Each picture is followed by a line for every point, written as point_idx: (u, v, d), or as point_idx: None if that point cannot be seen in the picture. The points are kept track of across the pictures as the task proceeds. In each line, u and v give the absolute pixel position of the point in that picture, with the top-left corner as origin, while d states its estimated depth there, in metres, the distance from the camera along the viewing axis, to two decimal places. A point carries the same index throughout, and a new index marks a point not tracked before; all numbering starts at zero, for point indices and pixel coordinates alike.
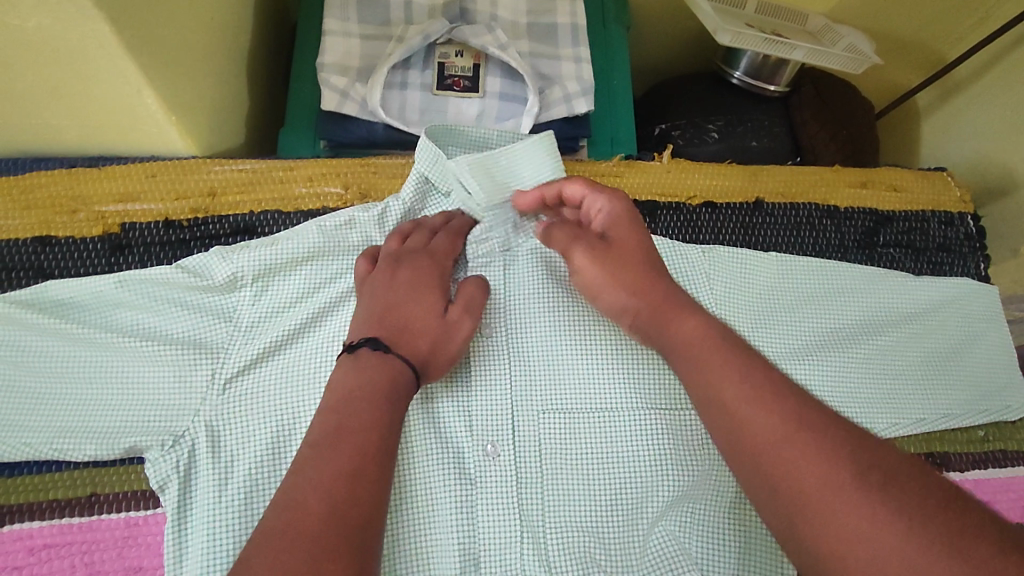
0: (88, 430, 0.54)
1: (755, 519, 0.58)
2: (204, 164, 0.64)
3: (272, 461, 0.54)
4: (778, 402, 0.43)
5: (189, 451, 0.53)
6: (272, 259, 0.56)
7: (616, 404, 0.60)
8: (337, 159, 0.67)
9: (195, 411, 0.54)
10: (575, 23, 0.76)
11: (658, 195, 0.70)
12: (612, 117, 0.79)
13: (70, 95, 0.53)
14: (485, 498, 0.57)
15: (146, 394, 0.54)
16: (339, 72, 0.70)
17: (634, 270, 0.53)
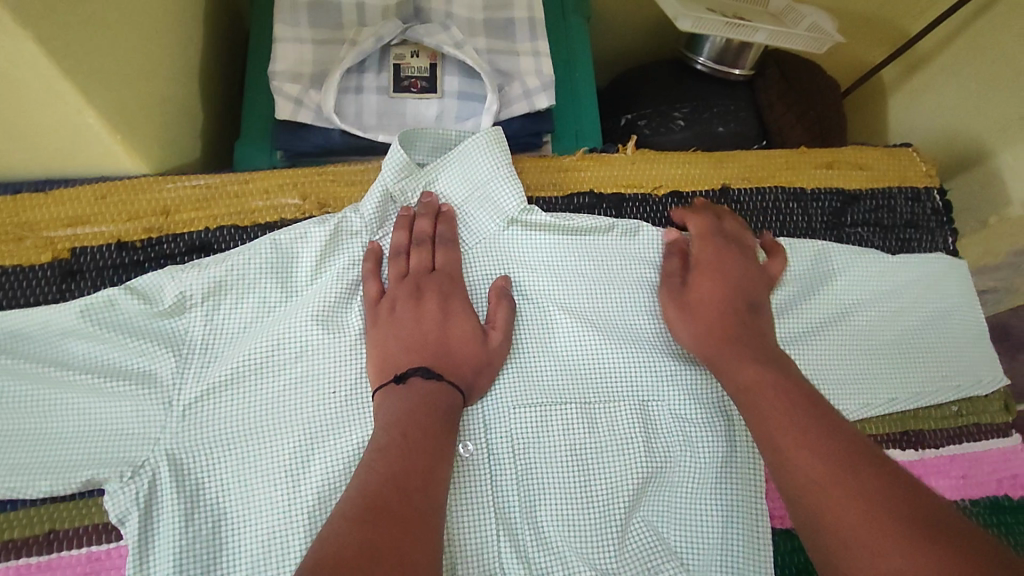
0: (44, 464, 0.52)
1: (733, 503, 0.58)
2: (156, 182, 0.62)
3: (238, 485, 0.53)
4: (821, 443, 0.47)
5: (149, 482, 0.52)
6: (223, 275, 0.56)
7: (590, 398, 0.60)
8: (294, 170, 0.66)
9: (155, 440, 0.53)
10: (532, 16, 0.74)
11: (623, 187, 0.69)
12: (575, 110, 0.78)
13: (7, 119, 0.51)
14: (462, 506, 0.56)
15: (99, 426, 0.53)
16: (291, 79, 0.68)
17: (716, 307, 0.58)
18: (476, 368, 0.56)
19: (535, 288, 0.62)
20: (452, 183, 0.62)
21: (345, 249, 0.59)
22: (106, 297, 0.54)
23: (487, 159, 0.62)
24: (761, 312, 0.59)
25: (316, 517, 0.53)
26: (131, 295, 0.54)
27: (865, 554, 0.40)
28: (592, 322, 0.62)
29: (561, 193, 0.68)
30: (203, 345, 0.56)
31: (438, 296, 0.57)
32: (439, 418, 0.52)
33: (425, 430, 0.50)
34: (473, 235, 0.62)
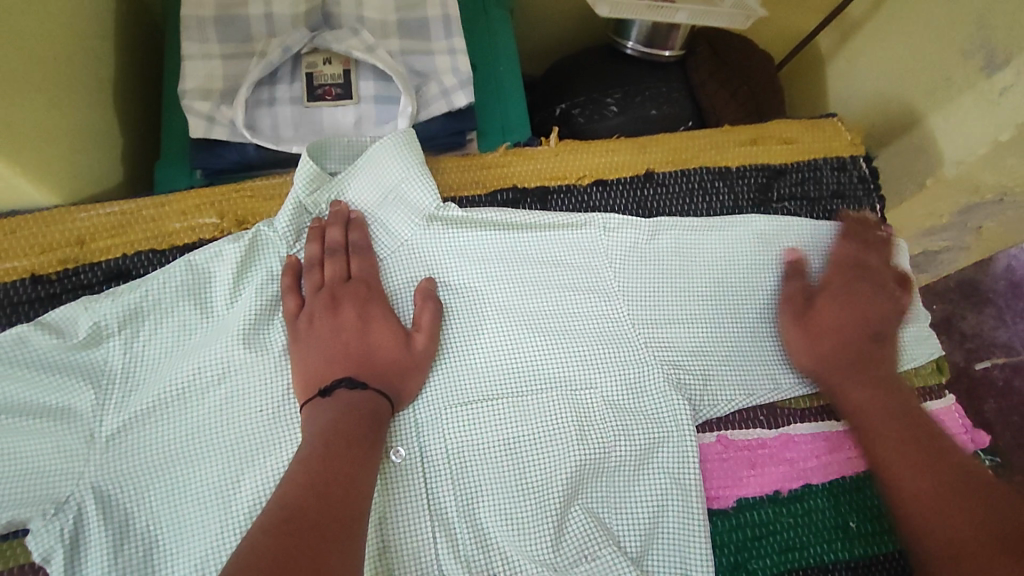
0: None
1: (664, 487, 0.59)
2: (69, 212, 0.62)
3: (167, 512, 0.53)
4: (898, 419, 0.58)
5: (74, 518, 0.51)
6: (139, 301, 0.56)
7: (522, 393, 0.60)
8: (211, 188, 0.65)
9: (78, 473, 0.52)
10: (447, 13, 0.74)
11: (548, 179, 0.69)
12: (500, 106, 0.78)
13: None
14: (402, 513, 0.56)
15: (13, 464, 0.51)
16: (202, 96, 0.67)
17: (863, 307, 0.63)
18: (404, 374, 0.56)
19: (461, 286, 0.62)
20: (369, 187, 0.62)
21: (265, 261, 0.59)
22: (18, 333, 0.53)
23: (401, 160, 0.61)
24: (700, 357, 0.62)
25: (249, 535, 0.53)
26: (43, 330, 0.54)
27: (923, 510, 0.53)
28: (519, 318, 0.62)
29: (485, 190, 0.68)
30: (122, 374, 0.55)
31: (357, 305, 0.57)
32: (368, 423, 0.52)
33: (343, 438, 0.50)
34: (392, 238, 0.62)
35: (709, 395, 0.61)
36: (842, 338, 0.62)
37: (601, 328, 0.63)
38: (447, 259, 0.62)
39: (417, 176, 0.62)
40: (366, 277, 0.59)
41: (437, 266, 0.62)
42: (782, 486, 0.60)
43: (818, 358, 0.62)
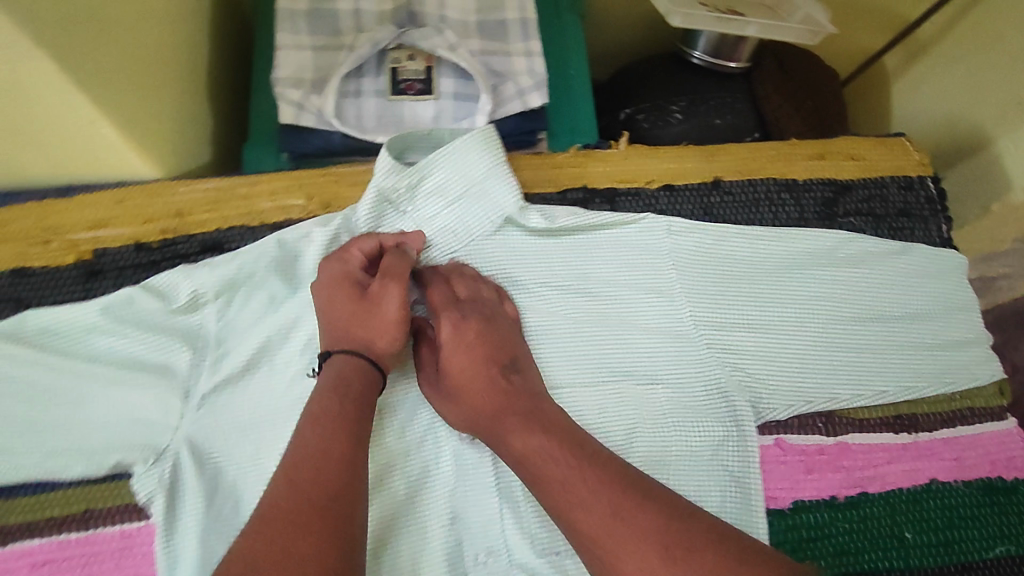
0: (75, 450, 0.56)
1: (721, 483, 0.60)
2: (171, 187, 0.66)
3: (251, 469, 0.57)
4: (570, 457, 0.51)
5: (172, 466, 0.56)
6: (232, 273, 0.59)
7: (587, 385, 0.64)
8: (300, 171, 0.69)
9: (175, 426, 0.57)
10: (525, 17, 0.76)
11: (618, 182, 0.72)
12: (569, 108, 0.80)
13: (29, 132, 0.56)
14: (427, 499, 0.59)
15: (122, 414, 0.57)
16: (294, 85, 0.70)
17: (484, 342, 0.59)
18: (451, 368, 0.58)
19: (535, 285, 0.67)
20: (445, 181, 0.64)
21: (350, 241, 0.63)
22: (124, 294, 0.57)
23: (480, 158, 0.64)
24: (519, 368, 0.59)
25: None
26: (145, 294, 0.57)
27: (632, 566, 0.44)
28: (588, 316, 0.66)
29: (556, 188, 0.70)
30: (213, 338, 0.59)
31: (332, 278, 0.58)
32: (357, 397, 0.52)
33: (334, 433, 0.48)
34: (470, 231, 0.66)
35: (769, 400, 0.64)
36: (475, 367, 0.57)
37: (662, 328, 0.66)
38: (521, 254, 0.67)
39: (498, 176, 0.64)
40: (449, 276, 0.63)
41: (511, 260, 0.67)
42: (839, 492, 0.62)
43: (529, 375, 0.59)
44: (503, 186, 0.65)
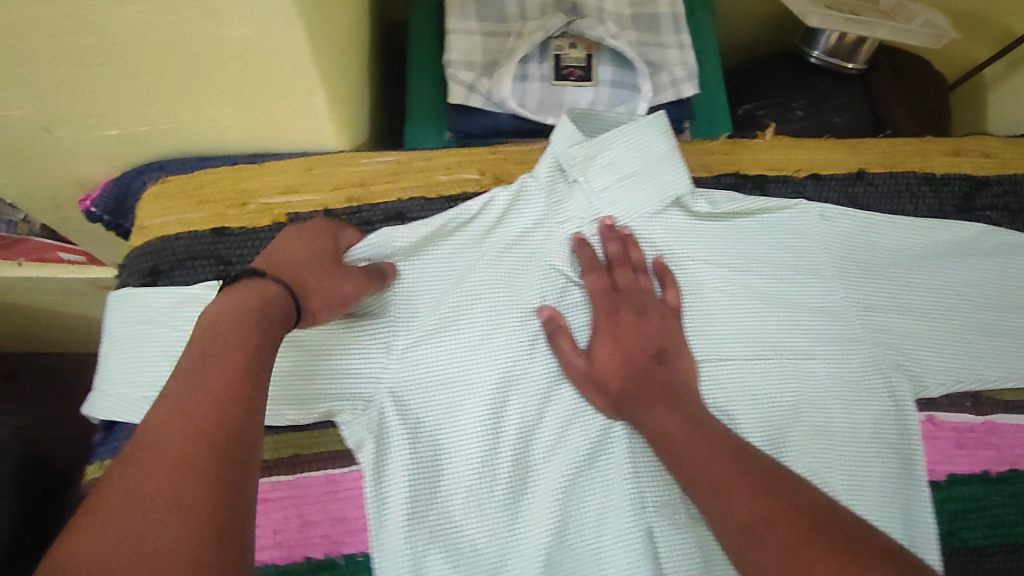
0: (285, 395, 0.60)
1: (880, 452, 0.65)
2: (355, 158, 0.70)
3: (445, 417, 0.62)
4: (691, 429, 0.57)
5: (378, 413, 0.61)
6: (425, 233, 0.65)
7: (752, 357, 0.68)
8: (471, 149, 0.73)
9: (378, 377, 0.62)
10: (675, 11, 0.80)
11: (767, 170, 0.75)
12: (708, 100, 0.84)
13: (247, 88, 0.61)
14: (606, 458, 0.63)
15: (327, 363, 0.61)
16: (465, 67, 0.74)
17: (635, 336, 0.62)
18: (616, 343, 0.62)
19: (698, 262, 0.70)
20: (619, 159, 0.69)
21: (523, 210, 0.69)
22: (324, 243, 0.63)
23: (654, 139, 0.69)
24: (669, 356, 0.62)
25: (516, 442, 0.62)
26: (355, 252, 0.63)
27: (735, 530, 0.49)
28: (749, 293, 0.70)
29: (709, 172, 0.75)
30: (410, 296, 0.65)
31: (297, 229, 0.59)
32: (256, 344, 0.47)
33: (235, 373, 0.44)
34: (636, 209, 0.70)
35: (918, 379, 0.68)
36: (624, 350, 0.62)
37: (818, 308, 0.70)
38: (683, 232, 0.71)
39: (668, 156, 0.69)
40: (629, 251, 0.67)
41: (675, 239, 0.70)
42: (991, 467, 0.66)
43: (681, 363, 0.62)
44: (671, 166, 0.70)
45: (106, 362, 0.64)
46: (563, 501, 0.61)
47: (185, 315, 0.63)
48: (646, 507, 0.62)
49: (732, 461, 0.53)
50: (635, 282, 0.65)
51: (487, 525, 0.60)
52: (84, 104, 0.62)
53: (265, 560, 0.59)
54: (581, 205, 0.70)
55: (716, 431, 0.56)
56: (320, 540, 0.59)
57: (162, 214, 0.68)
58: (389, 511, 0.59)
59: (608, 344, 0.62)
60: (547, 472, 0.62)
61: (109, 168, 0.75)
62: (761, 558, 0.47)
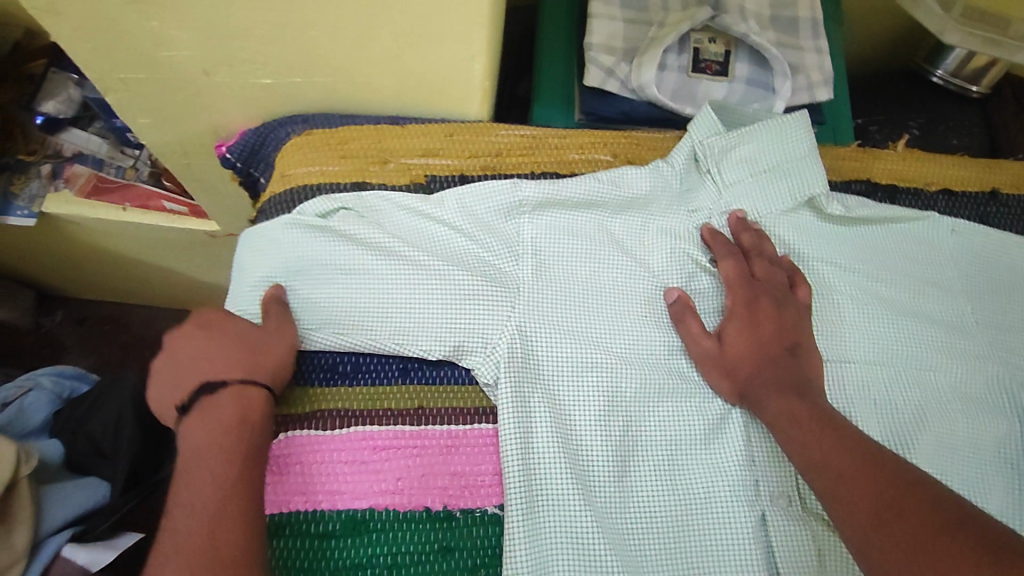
0: (420, 337, 0.62)
1: (1008, 472, 0.63)
2: (494, 128, 0.72)
3: (565, 375, 0.62)
4: (812, 417, 0.55)
5: (500, 358, 0.61)
6: (555, 189, 0.67)
7: (876, 360, 0.66)
8: (604, 132, 0.74)
9: (505, 324, 0.63)
10: (814, 17, 0.81)
11: (897, 180, 0.75)
12: (834, 107, 0.83)
13: (414, 46, 0.63)
14: (724, 441, 0.61)
15: (453, 300, 0.63)
16: (606, 51, 0.76)
17: (768, 327, 0.62)
18: (750, 328, 0.62)
19: (827, 262, 0.69)
20: (755, 153, 0.70)
21: (660, 191, 0.69)
22: (470, 192, 0.66)
23: (794, 139, 0.70)
24: (802, 351, 0.61)
25: (632, 410, 0.62)
26: (490, 196, 0.66)
27: (857, 520, 0.47)
28: (876, 298, 0.68)
29: (840, 177, 0.74)
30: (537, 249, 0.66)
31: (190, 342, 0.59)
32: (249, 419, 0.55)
33: (228, 441, 0.53)
34: (768, 205, 0.70)
35: None
36: (762, 337, 0.61)
37: (946, 320, 0.69)
38: (813, 231, 0.70)
39: (804, 156, 0.70)
40: (760, 243, 0.67)
41: (803, 237, 0.70)
42: None
43: (814, 361, 0.61)
44: (805, 165, 0.70)
45: (237, 285, 0.66)
46: (680, 476, 0.60)
47: (317, 243, 0.64)
48: (763, 500, 0.59)
49: (854, 452, 0.51)
50: (772, 274, 0.65)
51: (601, 487, 0.59)
52: (253, 50, 0.64)
53: (386, 505, 0.57)
54: (711, 196, 0.70)
55: (839, 421, 0.54)
56: (440, 491, 0.58)
57: (307, 164, 0.69)
58: (511, 453, 0.58)
59: (742, 328, 0.62)
60: (661, 446, 0.61)
61: (248, 118, 0.77)
62: (882, 544, 0.45)
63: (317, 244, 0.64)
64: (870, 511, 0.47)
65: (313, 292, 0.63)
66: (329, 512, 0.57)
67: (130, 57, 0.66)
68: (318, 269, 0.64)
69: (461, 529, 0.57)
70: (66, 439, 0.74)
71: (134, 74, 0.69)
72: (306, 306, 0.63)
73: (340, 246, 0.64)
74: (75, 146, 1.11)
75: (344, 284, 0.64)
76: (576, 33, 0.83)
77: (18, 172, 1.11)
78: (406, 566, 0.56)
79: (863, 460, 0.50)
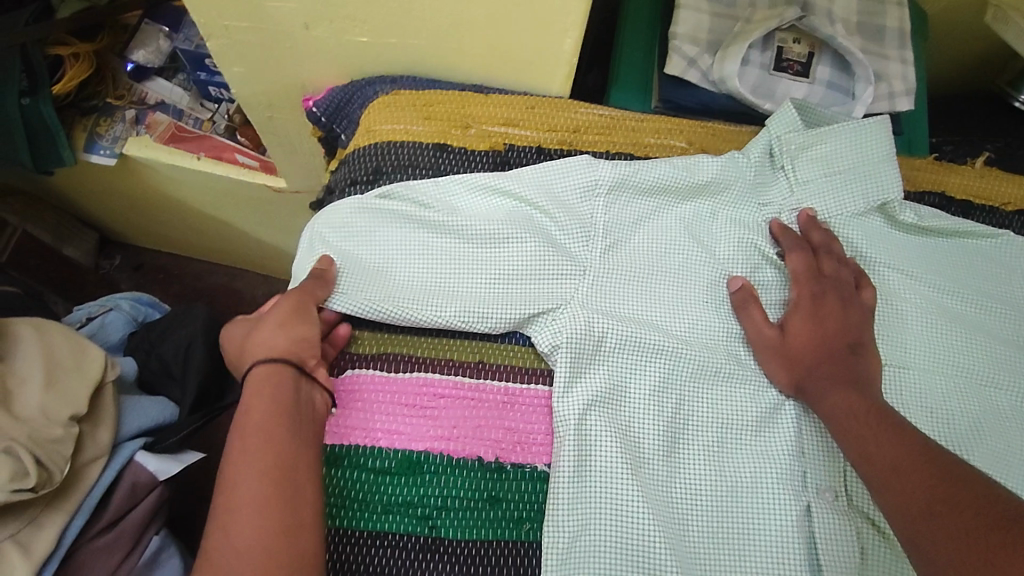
0: (483, 310, 0.64)
1: None
2: (574, 106, 0.74)
3: (624, 350, 0.63)
4: (868, 411, 0.56)
5: (563, 325, 0.63)
6: (633, 169, 0.67)
7: (937, 371, 0.66)
8: (681, 120, 0.75)
9: (570, 292, 0.64)
10: (902, 27, 0.80)
11: (973, 197, 0.74)
12: (912, 120, 0.83)
13: (510, 15, 0.65)
14: (774, 432, 0.62)
15: (522, 266, 0.65)
16: (690, 42, 0.77)
17: (832, 325, 0.62)
18: (813, 322, 0.63)
19: (896, 270, 0.69)
20: (832, 153, 0.70)
21: (733, 180, 0.69)
22: (546, 171, 0.68)
23: (873, 143, 0.70)
24: (865, 350, 0.61)
25: (685, 392, 0.63)
26: (566, 171, 0.68)
27: (910, 513, 0.48)
28: (941, 310, 0.68)
29: (914, 188, 0.74)
30: (608, 225, 0.67)
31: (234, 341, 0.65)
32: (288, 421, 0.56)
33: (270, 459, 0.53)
34: (840, 206, 0.70)
35: None
36: (826, 334, 0.62)
37: (1011, 341, 0.68)
38: (884, 236, 0.70)
39: (883, 160, 0.70)
40: (828, 243, 0.67)
41: (874, 241, 0.69)
42: None
43: (875, 360, 0.61)
44: (884, 169, 0.70)
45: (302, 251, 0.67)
46: (728, 460, 0.61)
47: (383, 227, 0.66)
48: (810, 492, 0.60)
49: (913, 449, 0.51)
50: (839, 273, 0.65)
51: (650, 461, 0.60)
52: (357, 7, 0.67)
53: (440, 450, 0.59)
54: (783, 192, 0.71)
55: (898, 418, 0.55)
56: (492, 444, 0.60)
57: (392, 121, 0.72)
58: (565, 418, 0.60)
59: (805, 322, 0.63)
60: (711, 430, 0.62)
61: (336, 76, 0.80)
62: (935, 536, 0.46)
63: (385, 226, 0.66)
64: (925, 506, 0.48)
65: (378, 272, 0.65)
66: (386, 449, 0.59)
67: (240, 6, 0.70)
68: (385, 245, 0.66)
69: (512, 482, 0.59)
70: (138, 359, 0.79)
71: (239, 23, 0.72)
72: (369, 286, 0.64)
73: (408, 228, 0.66)
74: (159, 96, 1.17)
75: (410, 263, 0.65)
76: (659, 23, 0.84)
77: (103, 114, 1.15)
78: (455, 510, 0.57)
79: (918, 458, 0.51)
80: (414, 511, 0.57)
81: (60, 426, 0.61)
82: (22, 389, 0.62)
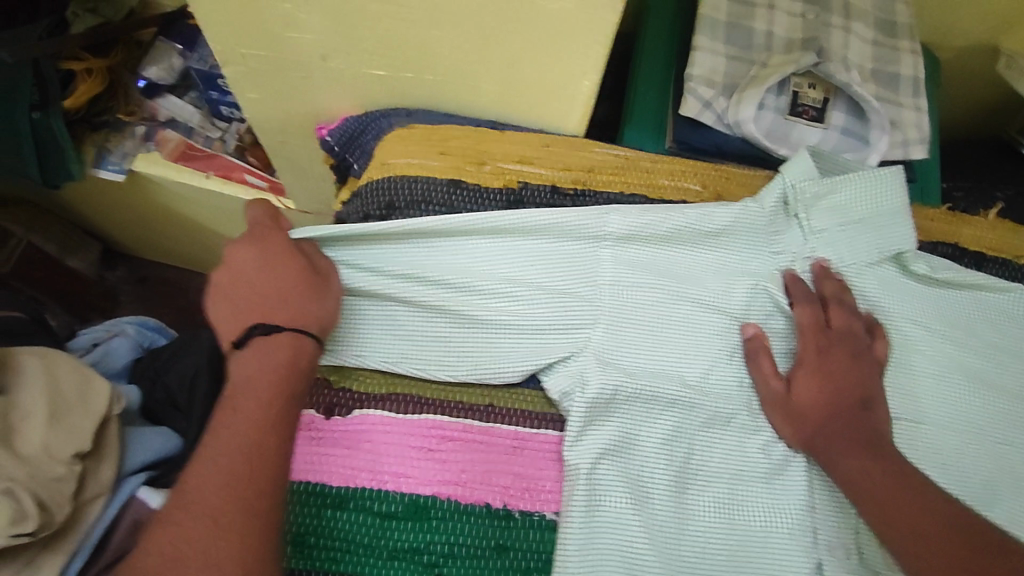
0: (498, 365, 0.64)
1: None
2: (589, 146, 0.75)
3: (638, 399, 0.62)
4: (887, 478, 0.55)
5: (579, 370, 0.62)
6: (646, 219, 0.66)
7: (950, 426, 0.65)
8: (694, 163, 0.76)
9: (584, 338, 0.63)
10: (916, 75, 0.81)
11: (985, 249, 0.74)
12: (925, 166, 0.83)
13: (529, 56, 0.66)
14: (784, 485, 0.61)
15: (534, 313, 0.64)
16: (706, 84, 0.77)
17: (845, 379, 0.62)
18: (821, 378, 0.62)
19: (909, 321, 0.69)
20: (847, 202, 0.70)
21: (745, 227, 0.68)
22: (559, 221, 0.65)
23: (888, 192, 0.69)
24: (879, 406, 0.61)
25: (695, 443, 0.62)
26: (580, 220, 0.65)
27: None
28: (955, 363, 0.68)
29: (927, 239, 0.73)
30: (623, 272, 0.66)
31: (254, 242, 0.61)
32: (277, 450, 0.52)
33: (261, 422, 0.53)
34: (853, 255, 0.69)
35: None
36: (839, 387, 0.61)
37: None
38: (896, 287, 0.70)
39: (899, 210, 0.69)
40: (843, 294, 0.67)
41: (887, 291, 0.69)
42: None
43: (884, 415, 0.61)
44: (901, 221, 0.69)
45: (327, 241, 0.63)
46: (740, 514, 0.60)
47: (401, 299, 0.64)
48: (821, 548, 0.59)
49: (939, 526, 0.51)
50: (849, 325, 0.65)
51: (660, 515, 0.59)
52: (377, 42, 0.67)
53: (449, 495, 0.58)
54: (797, 239, 0.70)
55: (919, 483, 0.54)
56: (501, 489, 0.59)
57: (407, 156, 0.71)
58: (576, 470, 0.58)
59: (814, 379, 0.62)
60: (721, 482, 0.61)
61: (351, 106, 0.80)
62: None
63: (402, 296, 0.64)
64: None
65: (400, 344, 0.65)
66: (393, 494, 0.58)
67: (258, 35, 0.69)
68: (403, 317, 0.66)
69: (520, 530, 0.58)
70: (141, 387, 0.79)
71: (256, 51, 0.72)
72: (394, 359, 0.65)
73: (422, 293, 0.64)
74: (170, 113, 1.16)
75: (428, 332, 0.65)
76: (675, 62, 0.84)
77: (113, 129, 1.15)
78: (462, 558, 0.56)
79: (946, 537, 0.50)
80: (420, 558, 0.56)
81: (63, 464, 0.59)
82: (25, 426, 0.60)
